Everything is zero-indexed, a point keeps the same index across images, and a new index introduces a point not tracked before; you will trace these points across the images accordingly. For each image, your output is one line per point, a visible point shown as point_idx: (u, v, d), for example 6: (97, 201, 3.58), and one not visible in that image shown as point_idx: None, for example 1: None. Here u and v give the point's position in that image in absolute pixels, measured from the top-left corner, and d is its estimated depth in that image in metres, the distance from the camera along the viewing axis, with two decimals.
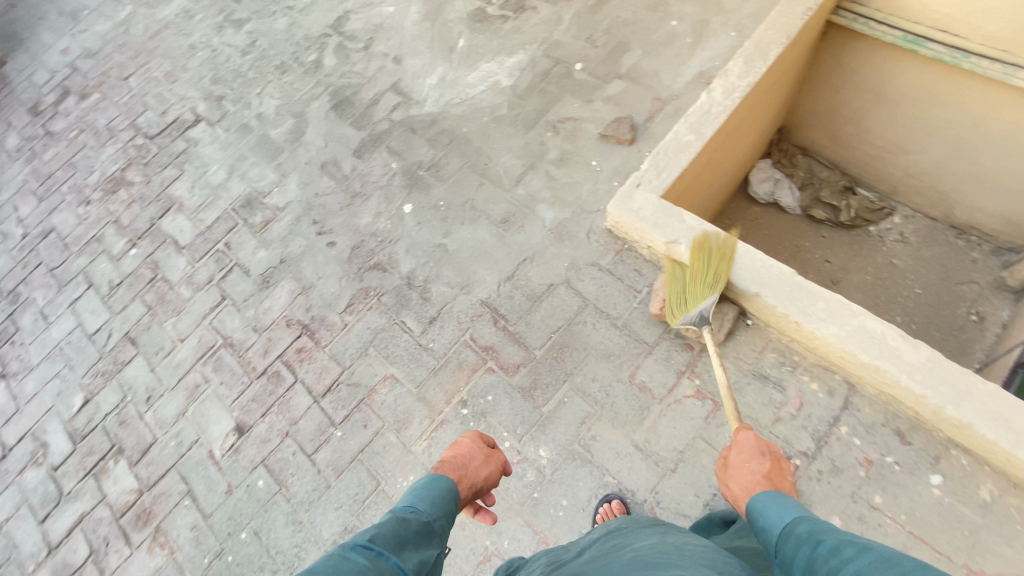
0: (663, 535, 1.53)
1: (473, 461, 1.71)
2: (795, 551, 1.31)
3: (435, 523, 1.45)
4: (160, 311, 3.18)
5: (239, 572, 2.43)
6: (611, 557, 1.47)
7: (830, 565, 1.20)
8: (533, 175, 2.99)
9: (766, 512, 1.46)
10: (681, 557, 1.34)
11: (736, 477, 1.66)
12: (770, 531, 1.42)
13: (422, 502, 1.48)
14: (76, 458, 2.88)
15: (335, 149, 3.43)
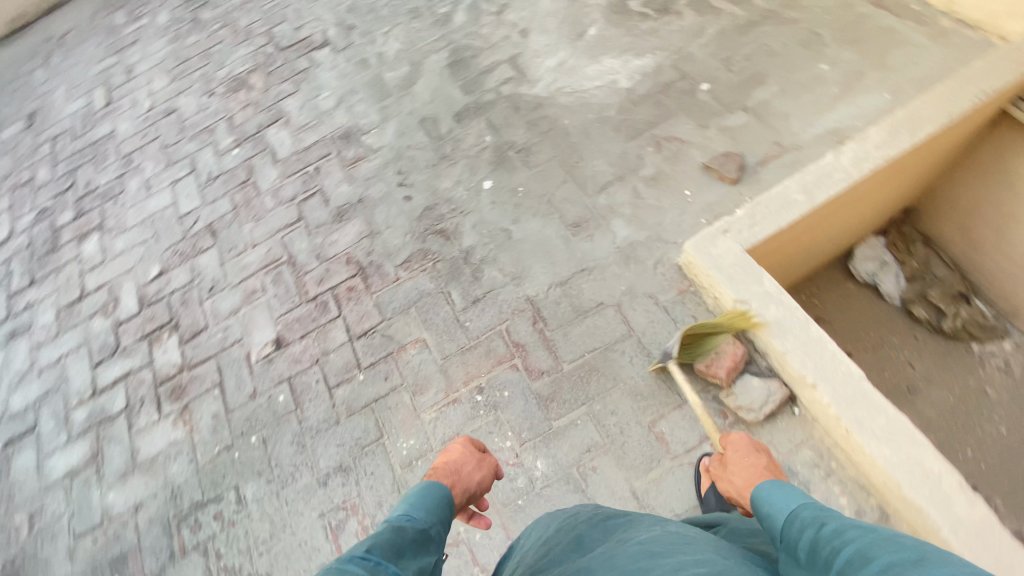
0: (665, 523, 1.50)
1: (466, 465, 1.78)
2: (802, 535, 1.31)
3: (431, 529, 1.50)
4: (242, 213, 3.42)
5: (239, 469, 2.63)
6: (614, 547, 1.42)
7: (835, 547, 1.19)
8: (619, 187, 2.88)
9: (773, 504, 1.48)
10: (689, 548, 1.31)
11: (737, 471, 1.78)
12: (777, 520, 1.43)
13: (417, 509, 1.51)
14: (139, 320, 3.20)
15: (438, 107, 3.47)
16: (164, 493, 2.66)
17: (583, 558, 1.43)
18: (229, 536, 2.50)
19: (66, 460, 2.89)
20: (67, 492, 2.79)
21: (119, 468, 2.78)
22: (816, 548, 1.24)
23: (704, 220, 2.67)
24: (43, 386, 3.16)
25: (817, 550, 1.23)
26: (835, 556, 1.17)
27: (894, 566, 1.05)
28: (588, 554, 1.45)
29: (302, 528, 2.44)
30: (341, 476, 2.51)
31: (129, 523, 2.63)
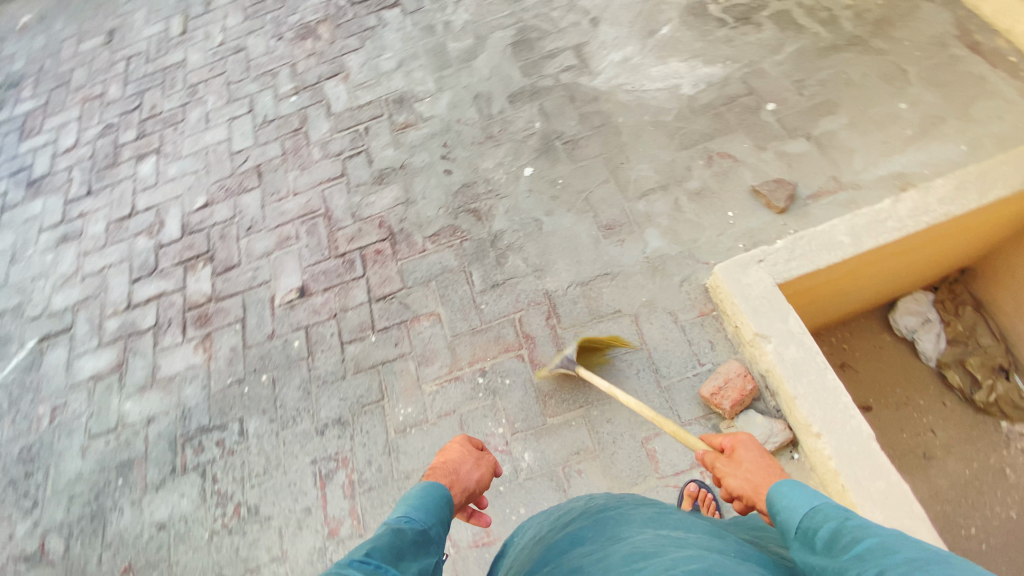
0: (658, 522, 1.41)
1: (464, 463, 1.74)
2: (819, 522, 1.23)
3: (430, 530, 1.42)
4: (289, 160, 3.51)
5: (246, 403, 2.77)
6: (602, 546, 1.33)
7: (855, 537, 1.12)
8: (660, 196, 2.80)
9: (788, 488, 1.38)
10: (684, 549, 1.23)
11: (751, 471, 1.60)
12: (789, 505, 1.34)
13: (415, 510, 1.43)
14: (179, 246, 3.36)
15: (494, 85, 3.44)
16: (175, 411, 2.83)
17: (572, 557, 1.34)
18: (227, 464, 2.64)
19: (94, 363, 3.09)
20: (91, 393, 3.00)
21: (140, 381, 2.96)
22: (835, 537, 1.16)
23: (741, 246, 2.58)
24: (85, 291, 3.37)
25: (834, 538, 1.16)
26: (852, 545, 1.10)
27: (918, 561, 0.98)
28: (578, 551, 1.36)
29: (293, 470, 2.56)
30: (338, 429, 2.61)
31: (140, 433, 2.81)
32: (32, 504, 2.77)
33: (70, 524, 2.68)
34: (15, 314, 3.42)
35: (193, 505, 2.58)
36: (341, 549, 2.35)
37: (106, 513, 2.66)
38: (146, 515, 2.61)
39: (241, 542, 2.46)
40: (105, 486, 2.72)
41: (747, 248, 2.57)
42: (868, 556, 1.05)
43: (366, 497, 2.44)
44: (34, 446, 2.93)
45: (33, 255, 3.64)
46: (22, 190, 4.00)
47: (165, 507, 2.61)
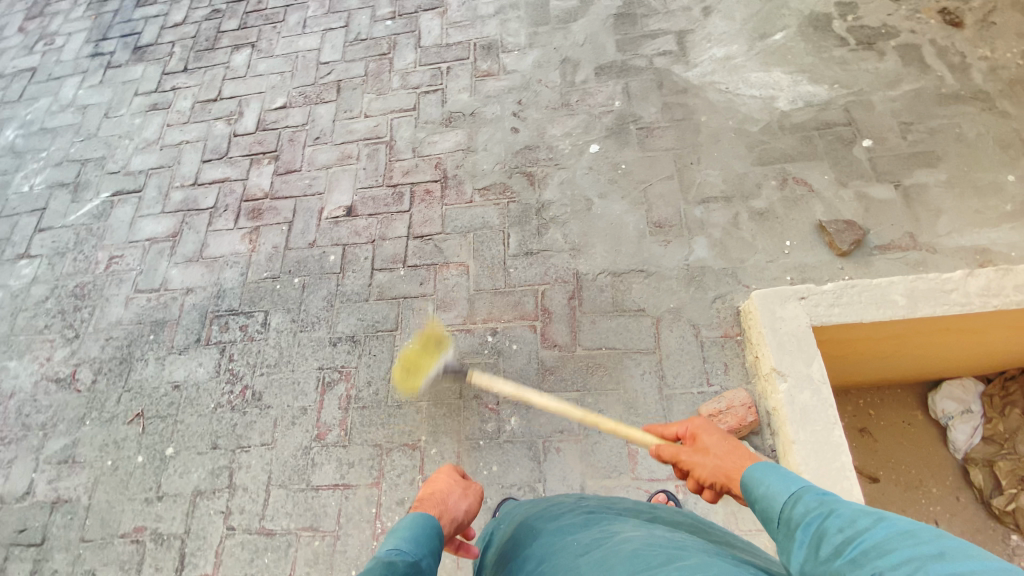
0: (650, 526, 1.45)
1: (451, 494, 1.69)
2: (805, 518, 1.21)
3: (421, 562, 1.37)
4: (369, 82, 3.57)
5: (274, 299, 2.93)
6: (598, 550, 1.33)
7: (844, 536, 1.09)
8: (720, 206, 2.69)
9: (766, 479, 1.38)
10: (685, 553, 1.24)
11: (722, 456, 1.58)
12: (774, 496, 1.33)
13: (405, 543, 1.39)
14: (250, 139, 3.53)
15: (585, 53, 3.34)
16: (212, 289, 3.04)
17: (569, 562, 1.34)
18: (244, 348, 2.84)
19: (154, 227, 3.34)
20: (145, 253, 3.26)
21: (188, 253, 3.19)
22: (823, 537, 1.13)
23: (787, 278, 2.46)
24: (160, 160, 3.61)
25: (823, 538, 1.13)
26: (844, 546, 1.07)
27: (914, 563, 0.94)
28: (574, 556, 1.35)
29: (300, 371, 2.72)
30: (348, 345, 2.74)
31: (178, 300, 3.05)
32: (75, 335, 3.08)
33: (102, 362, 2.97)
34: (98, 165, 3.72)
35: (207, 376, 2.81)
36: (323, 453, 2.51)
37: (133, 360, 2.93)
38: (166, 373, 2.86)
39: (239, 420, 2.66)
40: (138, 337, 2.99)
41: (793, 282, 2.45)
42: (863, 560, 1.01)
43: (358, 414, 2.57)
44: (88, 285, 3.24)
45: (124, 115, 3.91)
46: (127, 53, 4.26)
47: (183, 370, 2.85)
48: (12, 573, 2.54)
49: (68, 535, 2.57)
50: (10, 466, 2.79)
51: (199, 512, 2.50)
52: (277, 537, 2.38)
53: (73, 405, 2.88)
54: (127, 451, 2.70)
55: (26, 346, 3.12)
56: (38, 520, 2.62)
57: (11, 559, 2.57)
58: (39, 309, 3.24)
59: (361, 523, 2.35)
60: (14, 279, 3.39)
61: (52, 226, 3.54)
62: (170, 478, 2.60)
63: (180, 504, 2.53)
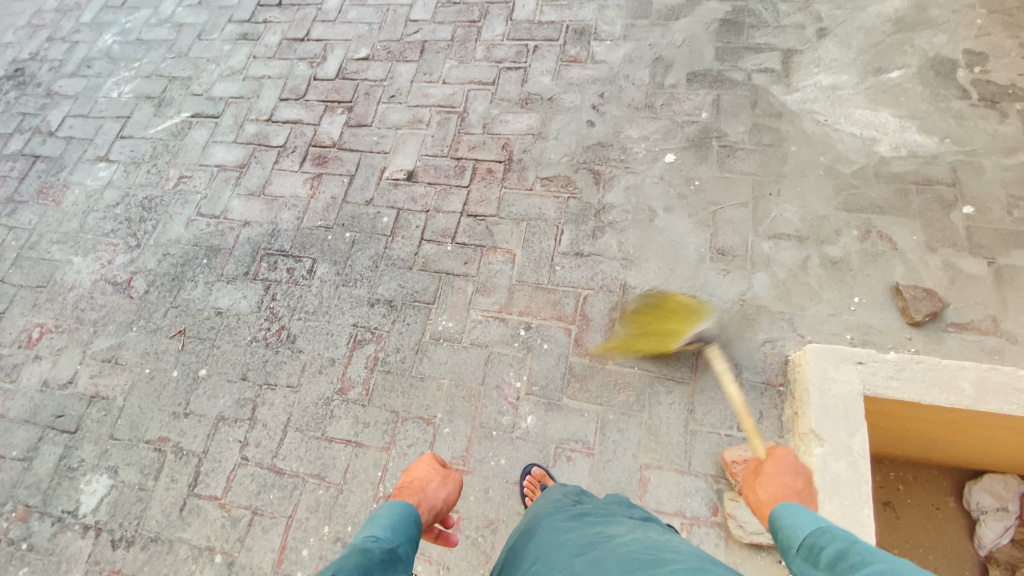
0: (645, 529, 1.54)
1: (430, 483, 1.81)
2: (829, 543, 1.29)
3: (399, 549, 1.48)
4: (454, 48, 3.54)
5: (323, 248, 3.00)
6: (595, 552, 1.42)
7: (862, 559, 1.18)
8: (791, 245, 2.53)
9: (799, 512, 1.43)
10: (679, 556, 1.34)
11: (767, 484, 1.60)
12: (799, 527, 1.39)
13: (382, 530, 1.50)
14: (329, 86, 3.58)
15: (680, 56, 3.18)
16: (267, 226, 3.13)
17: (566, 561, 1.42)
18: (287, 290, 2.92)
19: (225, 154, 3.46)
20: (212, 178, 3.38)
21: (251, 187, 3.29)
22: (841, 557, 1.23)
23: (846, 337, 2.31)
24: (241, 90, 3.71)
25: (842, 560, 1.22)
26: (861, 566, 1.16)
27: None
28: (571, 557, 1.44)
29: (336, 323, 2.78)
30: (384, 309, 2.78)
31: (234, 230, 3.16)
32: (136, 245, 3.25)
33: (156, 275, 3.12)
34: (183, 84, 3.84)
35: (249, 309, 2.91)
36: (343, 407, 2.57)
37: (184, 280, 3.07)
38: (212, 298, 2.98)
39: (271, 357, 2.75)
40: (192, 259, 3.13)
41: (852, 342, 2.30)
42: None
43: (381, 377, 2.61)
44: (155, 199, 3.39)
45: (215, 39, 4.00)
46: None
47: (228, 299, 2.96)
48: (45, 452, 2.74)
49: (100, 429, 2.75)
50: (59, 353, 3.00)
51: (219, 436, 2.61)
52: (284, 477, 2.47)
53: (124, 310, 3.05)
54: (165, 364, 2.85)
55: (92, 246, 3.31)
56: (76, 410, 2.82)
57: (47, 440, 2.77)
58: (108, 212, 3.42)
59: (365, 483, 2.41)
60: (91, 179, 3.58)
61: (132, 135, 3.70)
62: (198, 398, 2.72)
63: (203, 425, 2.66)
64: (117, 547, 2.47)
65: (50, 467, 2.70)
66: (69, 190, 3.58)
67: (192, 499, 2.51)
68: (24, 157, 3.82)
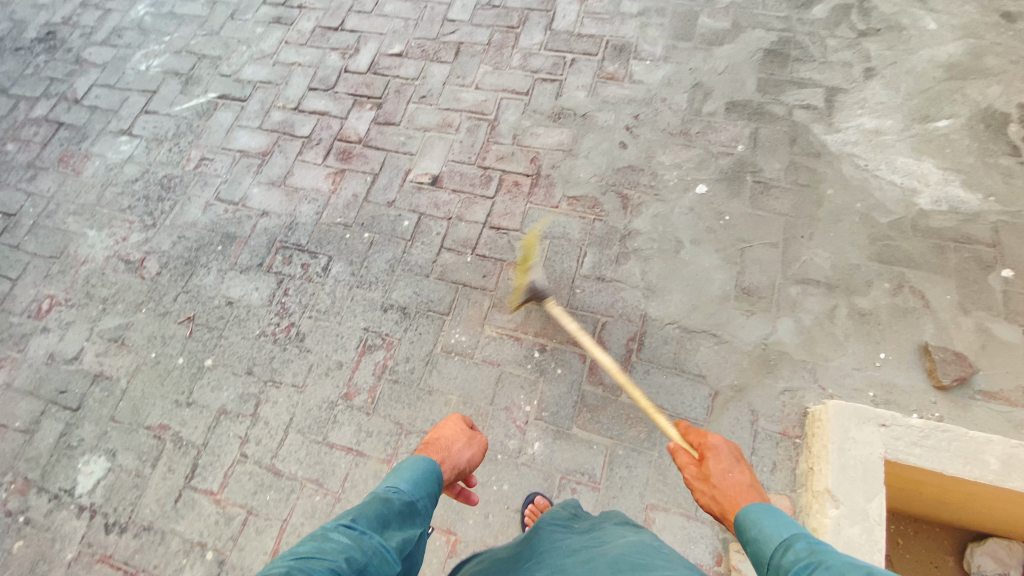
0: (638, 534, 1.58)
1: (456, 442, 1.73)
2: (792, 564, 1.24)
3: (419, 503, 1.45)
4: (490, 53, 3.47)
5: (341, 246, 2.96)
6: (588, 555, 1.47)
7: None
8: (820, 292, 2.47)
9: (760, 524, 1.38)
10: (669, 563, 1.36)
11: (722, 488, 1.55)
12: (767, 540, 1.34)
13: (404, 482, 1.47)
14: (359, 79, 3.53)
15: (721, 83, 3.11)
16: (286, 219, 3.09)
17: (559, 560, 1.49)
18: (301, 286, 2.87)
19: (249, 140, 3.41)
20: (234, 163, 3.34)
21: (273, 176, 3.24)
22: None
23: (869, 394, 2.25)
24: (270, 75, 3.65)
25: None
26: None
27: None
28: (563, 558, 1.50)
29: (347, 325, 2.74)
30: (397, 315, 2.73)
31: (252, 219, 3.12)
32: (152, 224, 3.21)
33: (170, 258, 3.08)
34: (212, 63, 3.79)
35: (260, 302, 2.86)
36: (347, 413, 2.53)
37: (197, 266, 3.03)
38: (224, 287, 2.94)
39: (278, 354, 2.71)
40: (207, 244, 3.09)
41: (874, 400, 2.24)
42: None
43: (388, 386, 2.57)
44: (175, 179, 3.35)
45: (248, 21, 3.95)
46: None
47: (240, 290, 2.91)
48: (45, 428, 2.72)
49: (101, 410, 2.72)
50: (66, 328, 2.97)
51: (220, 429, 2.58)
52: (283, 478, 2.44)
53: (136, 289, 3.02)
54: (171, 350, 2.81)
55: (108, 220, 3.28)
56: (79, 388, 2.79)
57: (47, 415, 2.75)
58: (127, 188, 3.38)
59: (364, 493, 2.37)
60: (112, 152, 3.54)
61: (157, 111, 3.66)
62: (202, 389, 2.69)
63: (205, 417, 2.62)
64: (109, 533, 2.44)
65: (48, 443, 2.67)
66: (90, 160, 3.54)
67: (188, 491, 2.47)
68: (48, 123, 3.78)
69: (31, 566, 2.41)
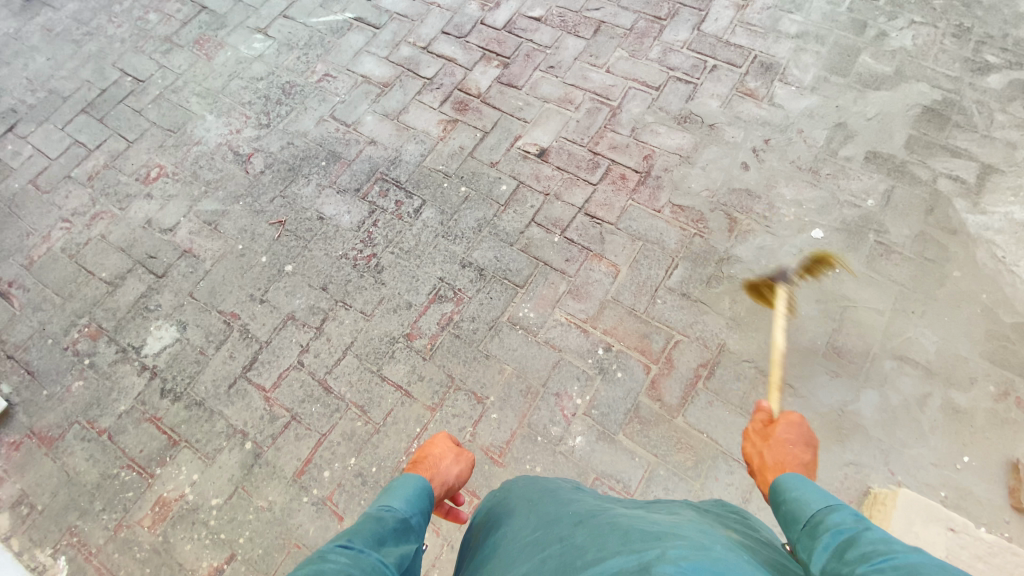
0: (649, 510, 1.44)
1: (443, 458, 1.73)
2: (835, 524, 1.15)
3: (412, 519, 1.43)
4: (629, 39, 3.36)
5: (436, 193, 2.98)
6: (593, 523, 1.33)
7: (874, 549, 1.03)
8: (915, 375, 2.31)
9: (800, 487, 1.31)
10: (681, 531, 1.24)
11: (775, 450, 1.56)
12: (805, 504, 1.26)
13: (397, 500, 1.44)
14: (492, 34, 3.49)
15: (866, 130, 2.90)
16: (390, 152, 3.14)
17: (567, 531, 1.32)
18: (390, 221, 2.92)
19: (373, 67, 3.46)
20: (354, 86, 3.40)
21: (388, 108, 3.29)
22: (849, 546, 1.08)
23: (940, 494, 2.10)
24: (408, 9, 3.67)
25: (851, 546, 1.07)
26: (873, 554, 1.01)
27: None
28: (571, 526, 1.34)
29: (424, 271, 2.77)
30: (473, 274, 2.74)
31: (359, 145, 3.18)
32: (266, 125, 3.33)
33: (275, 161, 3.19)
34: None
35: (349, 225, 2.94)
36: (405, 352, 2.58)
37: (299, 174, 3.13)
38: (319, 201, 3.03)
39: (354, 279, 2.78)
40: (312, 157, 3.18)
41: (943, 501, 2.09)
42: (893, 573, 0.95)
43: (449, 338, 2.60)
44: (297, 87, 3.45)
45: None
46: None
47: (333, 208, 2.99)
48: (129, 285, 2.90)
49: (182, 284, 2.88)
50: (168, 200, 3.14)
51: (285, 332, 2.69)
52: (331, 396, 2.53)
53: (238, 181, 3.15)
54: (257, 247, 2.93)
55: (227, 110, 3.42)
56: (167, 258, 2.96)
57: (134, 274, 2.93)
58: (251, 84, 3.51)
59: (401, 433, 2.42)
60: (245, 47, 3.67)
61: (295, 18, 3.75)
62: (277, 290, 2.80)
63: (274, 317, 2.73)
64: (163, 397, 2.60)
65: (129, 300, 2.86)
66: (224, 49, 3.68)
67: (242, 381, 2.60)
68: (192, 4, 3.94)
69: (89, 405, 2.61)
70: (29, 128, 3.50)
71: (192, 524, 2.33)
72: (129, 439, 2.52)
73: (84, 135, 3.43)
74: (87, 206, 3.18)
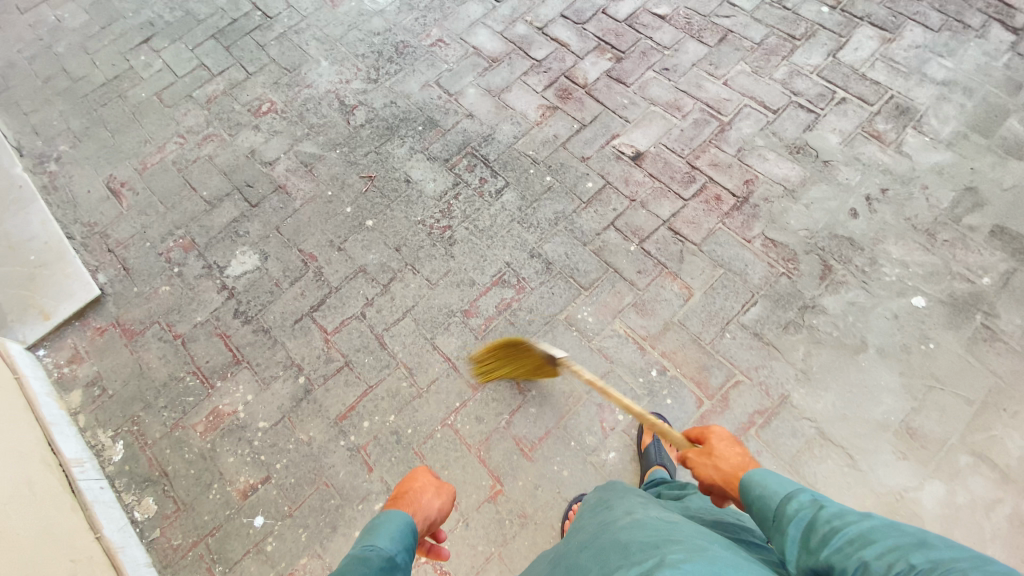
0: (645, 508, 1.44)
1: (424, 492, 1.61)
2: (796, 513, 1.21)
3: (398, 557, 1.36)
4: (755, 54, 3.16)
5: (522, 177, 2.97)
6: (596, 542, 1.33)
7: (831, 528, 1.12)
8: (993, 477, 2.10)
9: (762, 481, 1.32)
10: (675, 531, 1.26)
11: (724, 455, 1.53)
12: (768, 497, 1.29)
13: (381, 538, 1.37)
14: (612, 26, 3.39)
15: (1003, 200, 2.60)
16: (485, 129, 3.14)
17: (573, 558, 1.34)
18: (471, 196, 2.95)
19: (486, 40, 3.45)
20: (464, 56, 3.41)
21: (492, 84, 3.29)
22: (811, 532, 1.16)
23: None
24: None
25: (812, 532, 1.15)
26: (831, 537, 1.10)
27: (901, 551, 1.01)
28: (576, 553, 1.35)
29: (494, 252, 2.79)
30: (541, 266, 2.72)
31: (457, 115, 3.21)
32: (374, 79, 3.42)
33: (376, 116, 3.29)
34: None
35: (432, 192, 2.99)
36: (459, 327, 2.63)
37: (395, 134, 3.20)
38: (409, 164, 3.10)
39: (427, 246, 2.84)
40: (411, 119, 3.24)
41: None
42: (850, 550, 1.06)
43: (504, 324, 2.61)
44: (409, 47, 3.51)
45: None
46: None
47: (420, 173, 3.06)
48: (225, 208, 3.11)
49: (270, 217, 3.05)
50: (272, 135, 3.31)
51: (354, 283, 2.80)
52: (384, 352, 2.62)
53: (338, 129, 3.28)
54: (345, 196, 3.05)
55: (341, 59, 3.54)
56: (262, 189, 3.14)
57: (231, 199, 3.14)
58: (367, 37, 3.61)
59: (440, 403, 2.48)
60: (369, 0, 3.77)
61: None
62: (355, 242, 2.91)
63: (347, 266, 2.85)
64: (235, 318, 2.79)
65: (222, 222, 3.07)
66: None
67: (308, 319, 2.75)
68: None
69: (171, 309, 2.85)
70: (163, 44, 3.77)
71: (237, 439, 2.51)
72: (198, 349, 2.74)
73: (211, 60, 3.66)
74: (201, 126, 3.41)
